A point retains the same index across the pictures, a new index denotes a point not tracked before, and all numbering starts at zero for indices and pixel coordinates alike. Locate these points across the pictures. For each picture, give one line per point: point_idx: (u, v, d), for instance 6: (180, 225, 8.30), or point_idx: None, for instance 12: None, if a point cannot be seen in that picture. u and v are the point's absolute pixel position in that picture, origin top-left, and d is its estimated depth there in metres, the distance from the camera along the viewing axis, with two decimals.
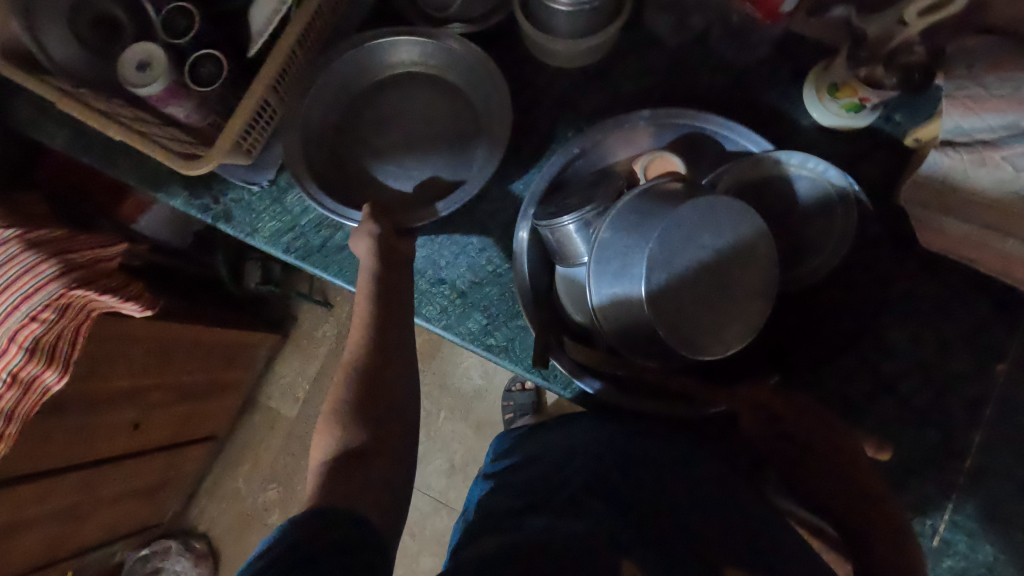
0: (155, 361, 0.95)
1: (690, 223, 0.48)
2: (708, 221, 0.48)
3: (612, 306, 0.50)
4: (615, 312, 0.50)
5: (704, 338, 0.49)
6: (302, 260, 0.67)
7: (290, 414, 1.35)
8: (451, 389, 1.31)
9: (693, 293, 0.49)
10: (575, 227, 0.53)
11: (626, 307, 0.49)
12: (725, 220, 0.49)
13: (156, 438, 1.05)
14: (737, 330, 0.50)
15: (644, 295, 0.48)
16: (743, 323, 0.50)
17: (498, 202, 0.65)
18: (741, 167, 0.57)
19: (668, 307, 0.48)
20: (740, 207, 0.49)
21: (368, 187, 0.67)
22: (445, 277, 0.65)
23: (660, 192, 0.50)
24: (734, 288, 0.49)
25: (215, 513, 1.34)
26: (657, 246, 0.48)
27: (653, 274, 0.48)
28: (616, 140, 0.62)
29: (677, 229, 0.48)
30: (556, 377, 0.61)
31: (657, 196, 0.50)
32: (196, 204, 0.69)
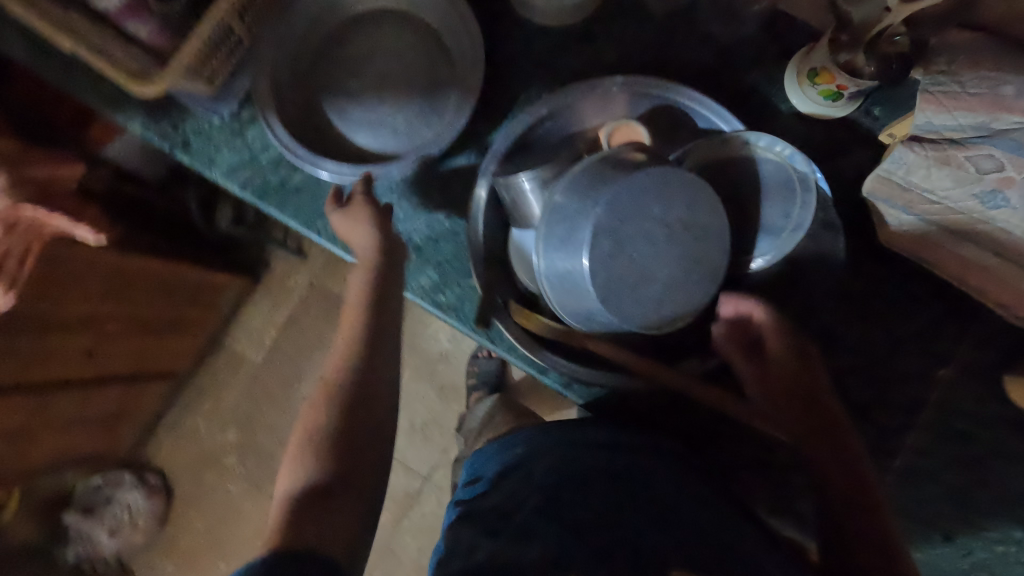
0: (113, 291, 0.94)
1: (642, 193, 0.47)
2: (660, 192, 0.47)
3: (557, 271, 0.50)
4: (560, 277, 0.50)
5: (645, 310, 0.49)
6: (258, 198, 0.65)
7: (255, 359, 1.35)
8: (418, 350, 1.31)
9: (639, 264, 0.48)
10: (530, 186, 0.53)
11: (570, 273, 0.49)
12: (679, 193, 0.47)
13: (112, 369, 1.05)
14: (681, 306, 0.49)
15: (587, 260, 0.47)
16: (688, 299, 0.49)
17: (463, 158, 0.63)
18: (706, 146, 0.55)
19: (611, 275, 0.47)
20: (694, 181, 0.47)
21: (332, 131, 0.65)
22: (401, 229, 0.63)
23: (616, 160, 0.49)
24: (682, 264, 0.49)
25: (172, 449, 1.35)
26: (604, 211, 0.47)
27: (597, 240, 0.47)
28: (588, 105, 0.60)
29: (627, 197, 0.47)
30: (500, 339, 0.61)
31: (613, 163, 0.49)
32: (153, 129, 0.66)
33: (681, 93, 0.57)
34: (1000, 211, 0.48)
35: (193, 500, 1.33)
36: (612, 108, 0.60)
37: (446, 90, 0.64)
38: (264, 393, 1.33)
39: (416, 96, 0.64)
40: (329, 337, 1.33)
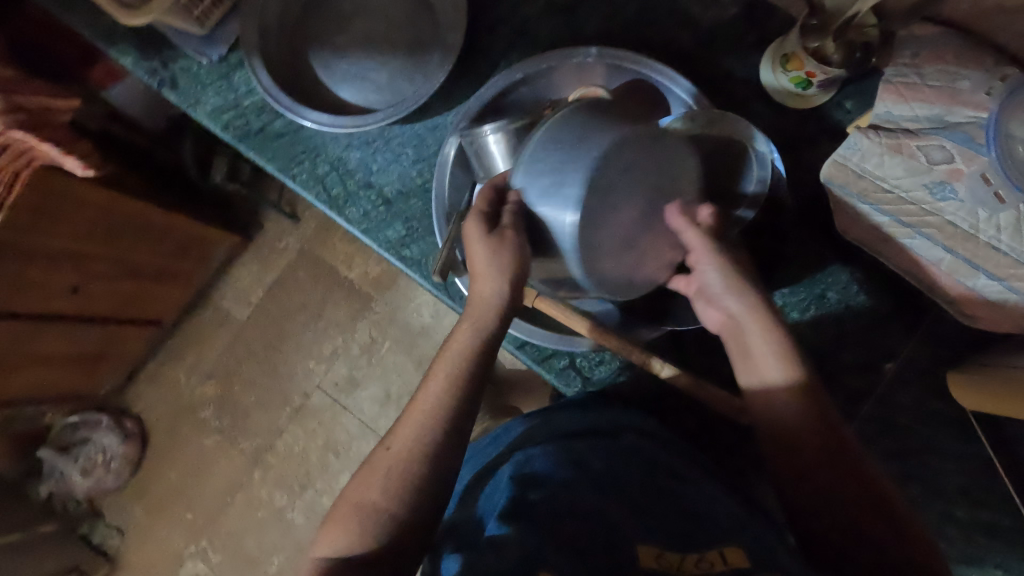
0: (102, 230, 0.96)
1: (640, 152, 0.45)
2: (659, 154, 0.45)
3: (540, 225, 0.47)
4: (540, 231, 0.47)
5: (622, 275, 0.48)
6: (239, 141, 0.67)
7: (240, 317, 1.37)
8: (400, 322, 1.33)
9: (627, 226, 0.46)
10: (494, 137, 0.54)
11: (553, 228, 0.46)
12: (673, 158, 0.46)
13: (96, 309, 1.07)
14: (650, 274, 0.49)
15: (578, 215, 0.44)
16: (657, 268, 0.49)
17: (440, 118, 0.64)
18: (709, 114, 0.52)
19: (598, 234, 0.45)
20: (688, 149, 0.47)
21: (316, 82, 0.66)
22: (374, 182, 0.65)
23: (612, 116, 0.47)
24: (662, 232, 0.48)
25: (152, 397, 1.37)
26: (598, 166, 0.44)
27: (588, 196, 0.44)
28: (563, 74, 0.61)
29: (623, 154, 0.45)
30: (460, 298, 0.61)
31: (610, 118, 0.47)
32: (145, 67, 0.68)
33: (653, 69, 0.58)
34: (948, 203, 0.49)
35: (168, 449, 1.35)
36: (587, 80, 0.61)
37: (429, 50, 0.65)
38: (246, 352, 1.35)
39: (400, 54, 0.66)
40: (314, 301, 1.35)
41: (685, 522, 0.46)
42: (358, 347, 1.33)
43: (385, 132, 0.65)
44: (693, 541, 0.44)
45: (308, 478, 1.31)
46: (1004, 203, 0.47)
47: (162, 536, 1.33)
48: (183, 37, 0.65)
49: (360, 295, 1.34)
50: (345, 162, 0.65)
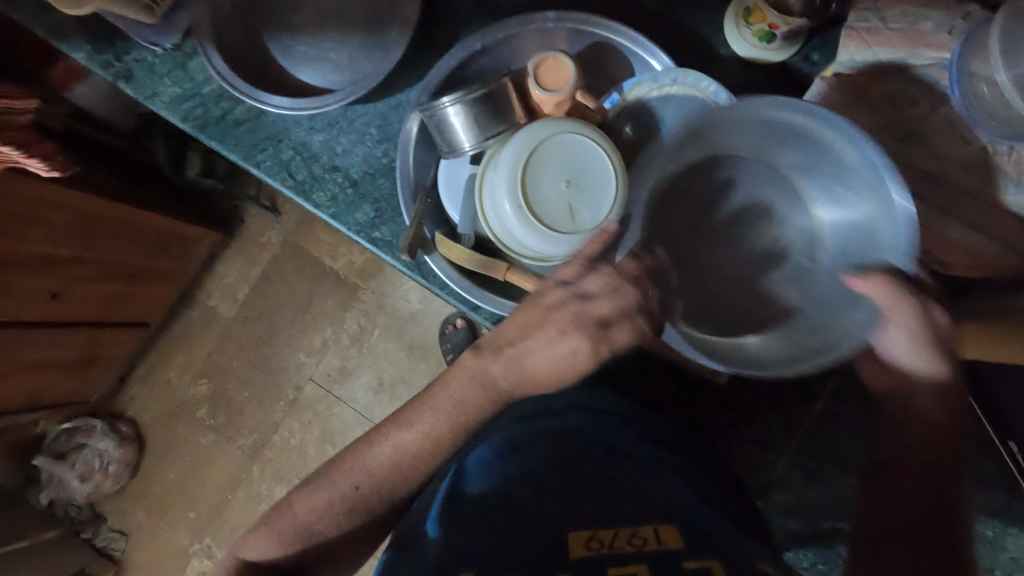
0: (75, 231, 0.94)
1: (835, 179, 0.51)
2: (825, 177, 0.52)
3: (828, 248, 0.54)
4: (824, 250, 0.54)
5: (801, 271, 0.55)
6: (199, 131, 0.66)
7: (227, 314, 1.36)
8: (388, 309, 1.32)
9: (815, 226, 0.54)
10: (454, 109, 0.52)
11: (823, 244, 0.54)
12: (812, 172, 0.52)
13: (77, 312, 1.06)
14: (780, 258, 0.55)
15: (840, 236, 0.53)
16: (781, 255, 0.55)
17: (403, 95, 0.63)
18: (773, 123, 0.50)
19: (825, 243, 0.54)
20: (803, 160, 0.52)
21: (273, 66, 0.65)
22: (339, 165, 0.64)
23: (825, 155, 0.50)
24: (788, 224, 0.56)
25: (146, 400, 1.37)
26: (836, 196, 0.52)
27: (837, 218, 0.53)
28: (524, 42, 0.60)
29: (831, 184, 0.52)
30: (432, 277, 0.60)
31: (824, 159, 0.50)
32: (99, 61, 0.66)
33: (613, 31, 0.57)
34: (914, 148, 0.49)
35: (165, 450, 1.36)
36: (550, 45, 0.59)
37: (387, 26, 0.64)
38: (237, 348, 1.35)
39: (359, 32, 0.64)
40: (301, 294, 1.35)
41: (618, 507, 0.46)
42: (348, 337, 1.33)
43: (347, 113, 0.64)
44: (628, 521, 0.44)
45: (306, 470, 1.31)
46: (967, 143, 0.48)
47: (166, 536, 1.34)
48: (134, 27, 0.63)
49: (346, 285, 1.34)
50: (309, 146, 0.64)
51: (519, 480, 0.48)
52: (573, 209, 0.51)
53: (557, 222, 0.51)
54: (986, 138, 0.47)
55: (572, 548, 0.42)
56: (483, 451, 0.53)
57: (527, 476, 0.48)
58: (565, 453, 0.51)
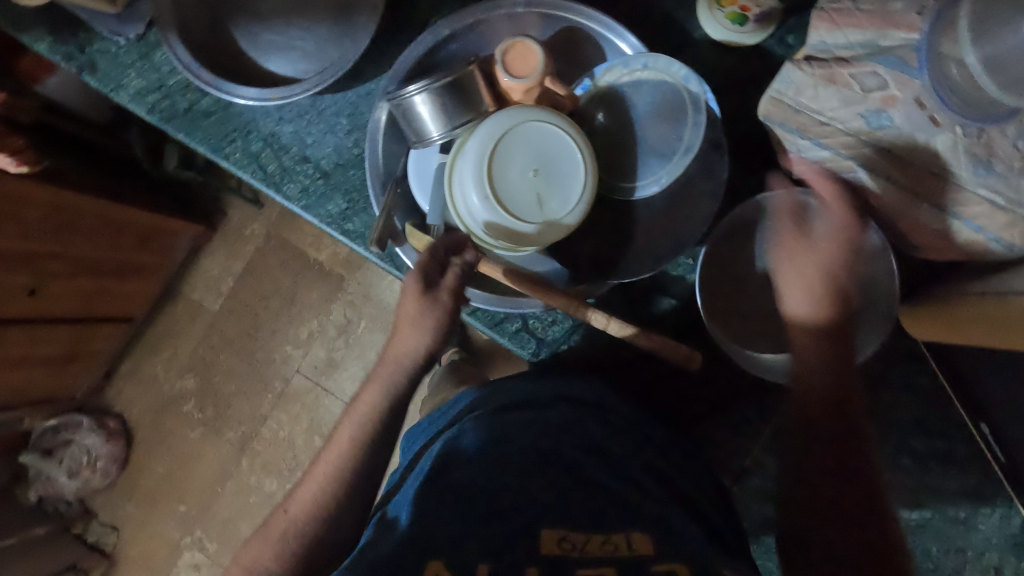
0: (50, 228, 0.93)
1: None
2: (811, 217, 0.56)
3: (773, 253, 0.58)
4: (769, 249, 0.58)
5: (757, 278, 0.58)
6: (166, 123, 0.64)
7: (212, 308, 1.36)
8: (375, 301, 1.32)
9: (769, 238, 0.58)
10: (421, 98, 0.52)
11: None
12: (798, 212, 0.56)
13: (57, 309, 1.05)
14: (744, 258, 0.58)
15: None
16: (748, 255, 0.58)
17: (372, 84, 0.62)
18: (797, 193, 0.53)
19: None
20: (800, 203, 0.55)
21: (238, 55, 0.63)
22: (309, 156, 0.63)
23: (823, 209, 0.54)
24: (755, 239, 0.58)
25: (132, 395, 1.37)
26: None
27: None
28: (492, 27, 0.58)
29: None
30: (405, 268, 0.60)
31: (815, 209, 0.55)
32: (61, 52, 0.65)
33: (581, 15, 0.56)
34: (884, 131, 0.48)
35: (154, 444, 1.35)
36: (519, 30, 0.58)
37: (353, 12, 0.62)
38: (223, 342, 1.35)
39: (325, 19, 0.63)
40: (285, 286, 1.34)
41: (588, 502, 0.47)
42: (334, 329, 1.33)
43: (316, 103, 0.63)
44: (601, 524, 0.45)
45: (296, 462, 1.32)
46: (939, 126, 0.46)
47: (156, 529, 1.34)
48: (97, 17, 0.62)
49: (331, 276, 1.33)
50: (278, 137, 0.63)
51: (500, 464, 0.49)
52: (540, 198, 0.51)
53: (524, 212, 0.51)
54: (958, 122, 0.46)
55: (544, 544, 0.43)
56: (457, 436, 0.52)
57: (498, 463, 0.49)
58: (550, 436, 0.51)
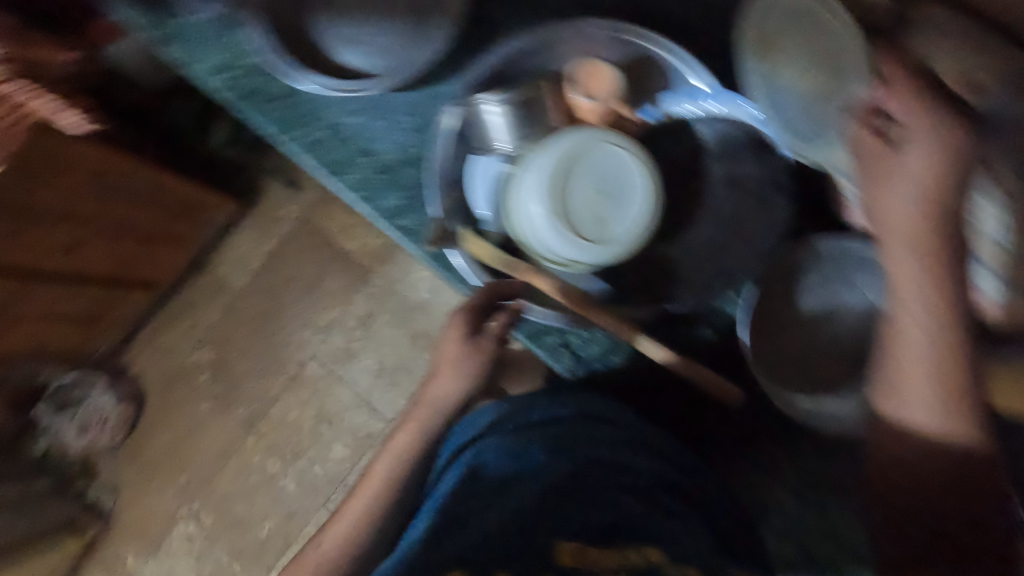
0: (97, 189, 0.95)
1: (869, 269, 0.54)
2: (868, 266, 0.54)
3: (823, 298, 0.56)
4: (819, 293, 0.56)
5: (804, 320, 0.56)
6: (235, 101, 0.66)
7: (237, 284, 1.37)
8: (397, 296, 1.33)
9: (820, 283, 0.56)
10: (488, 107, 0.55)
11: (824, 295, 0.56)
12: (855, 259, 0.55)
13: (90, 268, 1.06)
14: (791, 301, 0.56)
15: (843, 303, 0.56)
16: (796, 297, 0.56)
17: (443, 87, 0.63)
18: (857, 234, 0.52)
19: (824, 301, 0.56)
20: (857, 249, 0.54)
21: (315, 43, 0.65)
22: (371, 150, 0.64)
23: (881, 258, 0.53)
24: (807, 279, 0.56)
25: (147, 361, 1.37)
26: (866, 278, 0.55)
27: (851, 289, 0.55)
28: (566, 47, 0.58)
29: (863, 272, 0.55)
30: (453, 271, 0.61)
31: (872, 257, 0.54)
32: (145, 20, 0.67)
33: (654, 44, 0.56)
34: None
35: (163, 412, 1.36)
36: (591, 49, 0.58)
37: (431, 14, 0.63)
38: (243, 319, 1.36)
39: (403, 17, 0.63)
40: (311, 271, 1.35)
41: (615, 519, 0.47)
42: (354, 320, 1.34)
43: (385, 99, 0.64)
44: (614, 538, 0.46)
45: (300, 447, 1.33)
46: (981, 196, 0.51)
47: (155, 497, 1.35)
48: None
49: (358, 267, 1.34)
50: (344, 128, 0.64)
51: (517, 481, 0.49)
52: (602, 219, 0.52)
53: (584, 228, 0.52)
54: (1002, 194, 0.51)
55: (558, 555, 0.43)
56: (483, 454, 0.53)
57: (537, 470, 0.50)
58: (588, 449, 0.52)
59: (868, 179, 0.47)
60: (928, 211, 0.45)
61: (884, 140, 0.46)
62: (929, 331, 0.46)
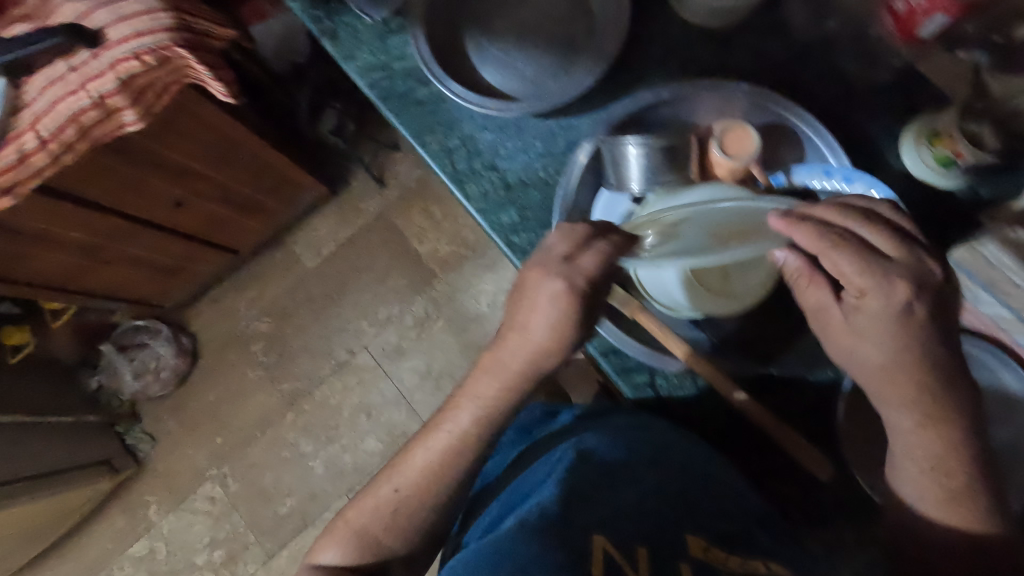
0: (214, 152, 1.00)
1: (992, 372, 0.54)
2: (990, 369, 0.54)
3: None
4: None
5: None
6: (381, 99, 0.70)
7: (308, 265, 1.42)
8: (456, 305, 1.36)
9: None
10: (634, 150, 0.55)
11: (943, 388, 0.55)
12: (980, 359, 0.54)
13: (186, 224, 1.12)
14: None
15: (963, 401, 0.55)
16: None
17: (576, 120, 0.66)
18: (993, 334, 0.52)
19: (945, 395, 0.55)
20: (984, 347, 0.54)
21: (463, 61, 0.69)
22: (499, 166, 0.67)
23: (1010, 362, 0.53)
24: None
25: (209, 320, 1.43)
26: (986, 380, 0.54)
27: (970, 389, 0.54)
28: (704, 102, 0.62)
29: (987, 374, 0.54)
30: None
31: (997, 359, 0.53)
32: (312, 14, 0.72)
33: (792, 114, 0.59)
34: None
35: (213, 372, 1.41)
36: (728, 111, 0.61)
37: (577, 54, 0.67)
38: (306, 298, 1.41)
39: (551, 52, 0.68)
40: (380, 265, 1.40)
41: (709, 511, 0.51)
42: (411, 319, 1.37)
43: (520, 121, 0.67)
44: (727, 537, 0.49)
45: (336, 432, 1.35)
46: None
47: (188, 452, 1.38)
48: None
49: (425, 270, 1.38)
50: (476, 142, 0.68)
51: (625, 474, 0.53)
52: (727, 272, 0.56)
53: (707, 276, 0.56)
54: None
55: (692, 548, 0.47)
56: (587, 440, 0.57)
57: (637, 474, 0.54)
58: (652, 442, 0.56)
59: (834, 331, 0.49)
60: (938, 350, 0.46)
61: (843, 317, 0.48)
62: (919, 466, 0.47)
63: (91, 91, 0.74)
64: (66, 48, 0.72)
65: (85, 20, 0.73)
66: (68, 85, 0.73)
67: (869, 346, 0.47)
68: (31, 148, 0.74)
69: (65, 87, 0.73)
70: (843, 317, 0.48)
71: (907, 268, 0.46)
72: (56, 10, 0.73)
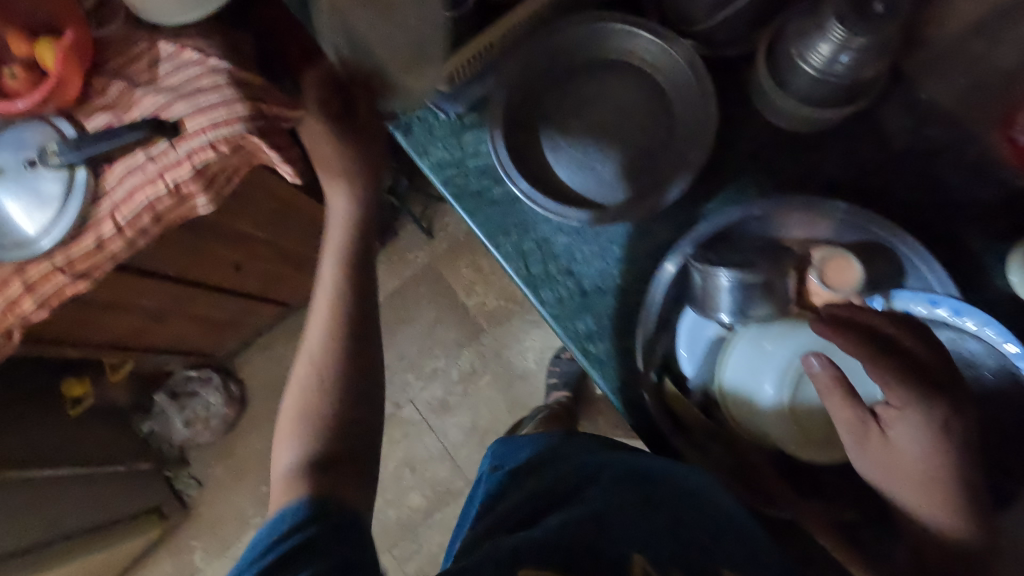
0: (275, 219, 1.01)
1: None
2: None
3: None
4: None
5: None
6: (454, 198, 0.69)
7: (356, 314, 1.43)
8: (503, 360, 1.35)
9: None
10: (728, 283, 0.54)
11: None
12: None
13: (243, 284, 1.13)
14: None
15: None
16: None
17: (657, 226, 0.64)
18: None
19: None
20: None
21: (539, 160, 0.68)
22: (575, 271, 0.66)
23: None
24: None
25: (258, 367, 1.44)
26: None
27: None
28: (797, 217, 0.59)
29: None
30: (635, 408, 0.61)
31: None
32: (386, 108, 0.72)
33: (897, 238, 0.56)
34: None
35: (260, 419, 1.42)
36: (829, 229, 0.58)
37: (659, 158, 0.65)
38: None
39: (632, 154, 0.66)
40: (427, 317, 1.39)
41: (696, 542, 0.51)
42: (457, 374, 1.36)
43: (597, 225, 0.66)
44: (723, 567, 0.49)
45: (380, 486, 1.35)
46: None
47: (233, 499, 1.40)
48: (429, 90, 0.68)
49: (472, 323, 1.37)
50: (552, 245, 0.66)
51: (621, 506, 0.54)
52: (802, 394, 0.54)
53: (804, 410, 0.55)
54: None
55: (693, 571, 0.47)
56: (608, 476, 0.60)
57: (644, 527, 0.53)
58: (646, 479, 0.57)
59: (873, 449, 0.49)
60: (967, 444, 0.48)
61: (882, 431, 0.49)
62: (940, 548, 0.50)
63: (167, 180, 0.75)
64: (146, 140, 0.73)
65: (163, 112, 0.74)
66: (146, 176, 0.74)
67: (901, 449, 0.49)
68: (109, 235, 0.76)
69: (142, 177, 0.74)
70: (882, 430, 0.49)
71: (937, 370, 0.48)
72: (136, 103, 0.74)
